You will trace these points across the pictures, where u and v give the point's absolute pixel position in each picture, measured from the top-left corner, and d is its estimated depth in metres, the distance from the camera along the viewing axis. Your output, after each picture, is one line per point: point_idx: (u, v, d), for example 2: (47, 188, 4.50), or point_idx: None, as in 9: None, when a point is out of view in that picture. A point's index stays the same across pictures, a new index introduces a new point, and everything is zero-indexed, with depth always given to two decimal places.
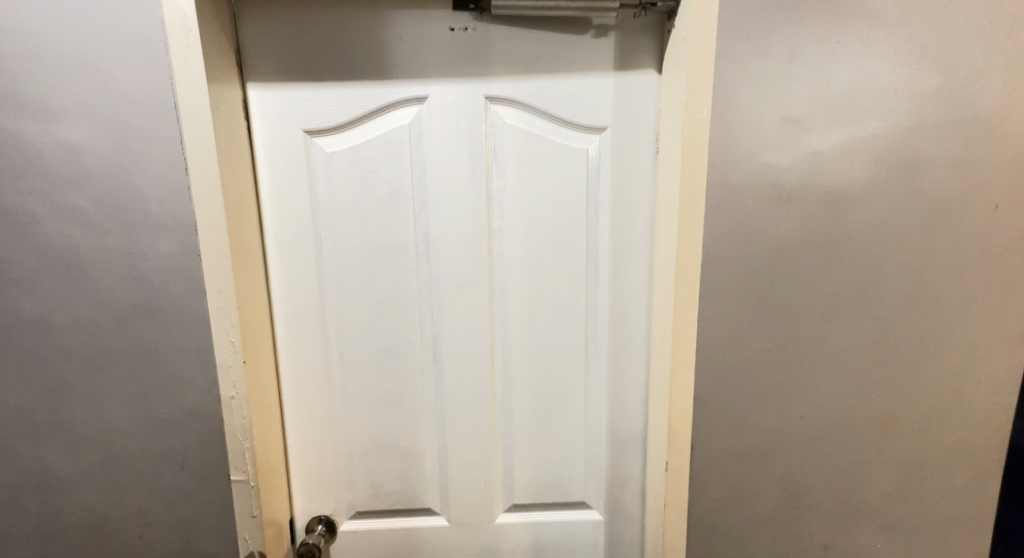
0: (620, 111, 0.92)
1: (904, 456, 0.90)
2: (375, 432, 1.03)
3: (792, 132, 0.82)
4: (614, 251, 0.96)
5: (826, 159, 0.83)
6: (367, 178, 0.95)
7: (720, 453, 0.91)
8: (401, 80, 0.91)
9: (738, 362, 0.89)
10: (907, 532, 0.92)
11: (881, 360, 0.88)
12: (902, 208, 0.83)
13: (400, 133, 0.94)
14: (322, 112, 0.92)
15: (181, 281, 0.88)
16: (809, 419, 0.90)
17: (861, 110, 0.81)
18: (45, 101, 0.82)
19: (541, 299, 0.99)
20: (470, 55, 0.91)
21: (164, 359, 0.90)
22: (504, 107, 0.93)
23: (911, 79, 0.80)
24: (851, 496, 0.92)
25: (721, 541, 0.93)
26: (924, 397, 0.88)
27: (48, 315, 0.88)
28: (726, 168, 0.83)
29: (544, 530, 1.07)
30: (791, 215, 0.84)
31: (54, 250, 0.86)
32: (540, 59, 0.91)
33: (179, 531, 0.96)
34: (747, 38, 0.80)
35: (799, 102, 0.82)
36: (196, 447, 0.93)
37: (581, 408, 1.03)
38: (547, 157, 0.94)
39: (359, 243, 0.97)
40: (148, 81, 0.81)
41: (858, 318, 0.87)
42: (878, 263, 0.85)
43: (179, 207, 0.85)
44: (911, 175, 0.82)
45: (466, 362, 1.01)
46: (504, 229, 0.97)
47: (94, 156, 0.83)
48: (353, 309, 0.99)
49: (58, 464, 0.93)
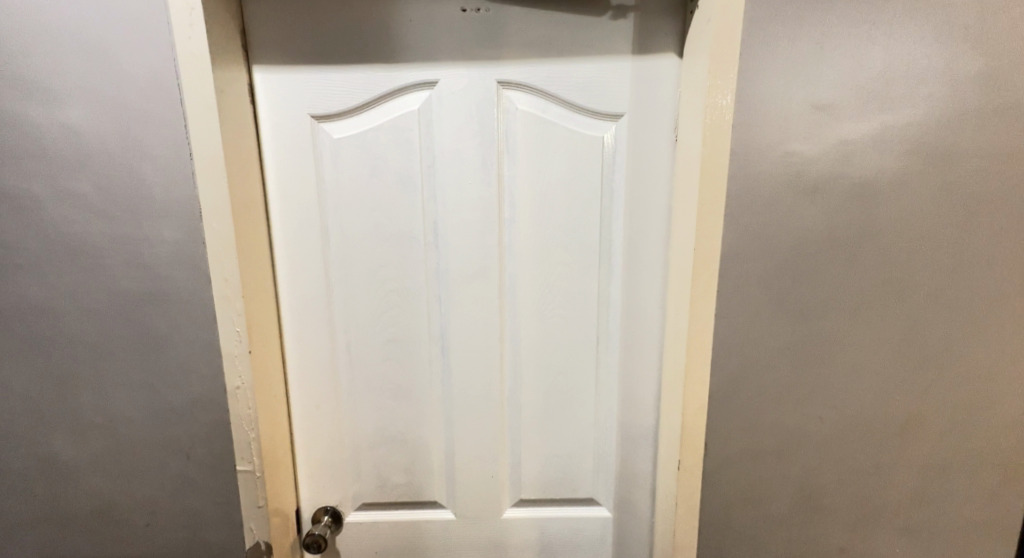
0: (638, 96, 0.88)
1: (928, 459, 0.86)
2: (382, 424, 1.02)
3: (820, 119, 0.78)
4: (629, 242, 0.93)
5: (855, 148, 0.79)
6: (375, 165, 0.92)
7: (733, 452, 0.89)
8: (411, 63, 0.89)
9: (756, 359, 0.86)
10: (928, 537, 0.89)
11: (907, 359, 0.84)
12: (935, 202, 0.79)
13: (409, 118, 0.91)
14: (331, 97, 0.90)
15: (186, 269, 0.86)
16: (828, 420, 0.87)
17: (895, 96, 0.77)
18: (48, 83, 0.80)
19: (551, 292, 0.97)
20: (483, 37, 0.87)
21: (170, 347, 0.89)
22: (517, 93, 0.90)
23: (949, 64, 0.76)
24: (870, 499, 0.89)
25: (732, 542, 0.92)
26: (950, 400, 0.85)
27: (54, 301, 0.87)
28: (748, 158, 0.80)
29: (552, 526, 1.06)
30: (816, 207, 0.81)
31: (57, 235, 0.84)
32: (555, 42, 0.87)
33: (185, 519, 0.95)
34: (773, 20, 0.76)
35: (829, 88, 0.78)
36: (202, 436, 0.92)
37: (592, 403, 1.01)
38: (561, 145, 0.91)
39: (367, 231, 0.95)
40: (152, 62, 0.79)
41: (883, 317, 0.83)
42: (908, 258, 0.81)
43: (183, 193, 0.83)
44: (946, 166, 0.78)
45: (474, 355, 0.99)
46: (515, 220, 0.94)
47: (97, 139, 0.81)
48: (360, 300, 0.97)
49: (65, 452, 0.92)
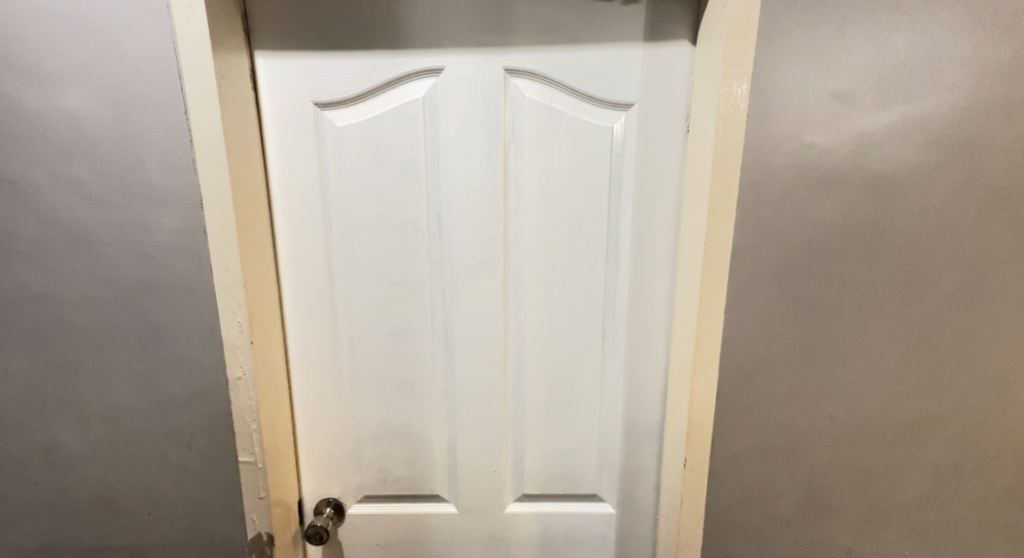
0: (649, 85, 0.86)
1: (940, 461, 0.85)
2: (384, 417, 1.01)
3: (838, 110, 0.76)
4: (637, 235, 0.91)
5: (874, 139, 0.76)
6: (378, 154, 0.91)
7: (741, 451, 0.87)
8: (417, 48, 0.87)
9: (766, 356, 0.84)
10: (938, 540, 0.87)
11: (921, 358, 0.82)
12: (956, 196, 0.77)
13: (414, 105, 0.89)
14: (334, 84, 0.88)
15: (187, 258, 0.85)
16: (839, 419, 0.85)
17: (917, 85, 0.75)
18: (47, 67, 0.78)
19: (556, 285, 0.95)
20: (491, 23, 0.85)
21: (170, 336, 0.88)
22: (525, 81, 0.88)
23: (974, 53, 0.73)
24: (880, 500, 0.87)
25: (737, 541, 0.90)
26: (966, 401, 0.83)
27: (54, 289, 0.86)
28: (763, 150, 0.78)
29: (554, 521, 1.05)
30: (831, 201, 0.78)
31: (56, 222, 0.83)
32: (565, 29, 0.85)
33: (186, 509, 0.94)
34: (791, 6, 0.74)
35: (847, 78, 0.75)
36: (203, 426, 0.91)
37: (596, 397, 0.99)
38: (568, 136, 0.89)
39: (370, 221, 0.93)
40: (152, 45, 0.77)
41: (899, 315, 0.81)
42: (925, 255, 0.79)
43: (184, 181, 0.82)
44: (969, 159, 0.76)
45: (478, 349, 0.97)
46: (520, 211, 0.93)
47: (97, 124, 0.80)
48: (362, 292, 0.96)
49: (66, 440, 0.92)
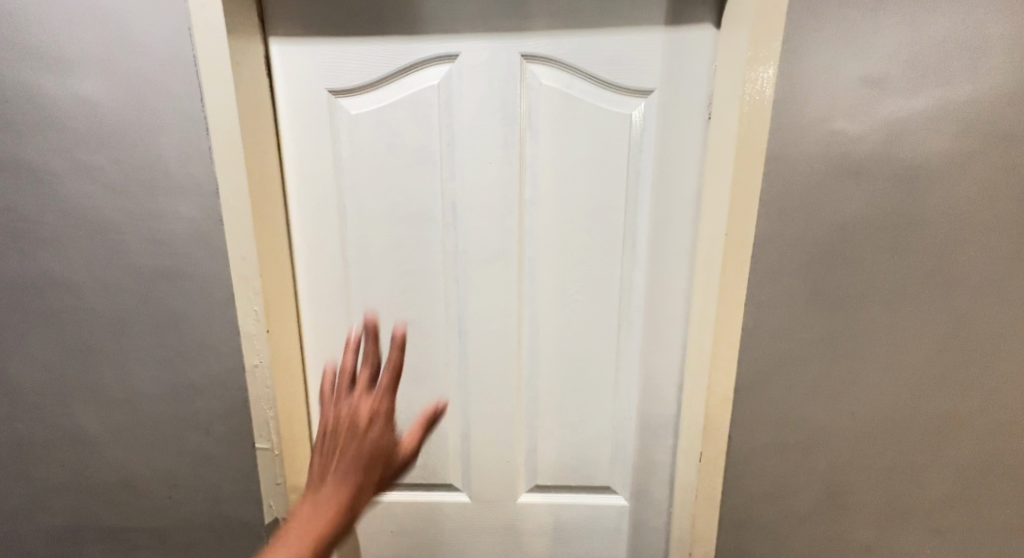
0: (669, 71, 0.84)
1: (966, 460, 0.82)
2: (398, 405, 1.01)
3: (867, 96, 0.73)
4: (655, 225, 0.90)
5: (904, 128, 0.74)
6: (392, 142, 0.90)
7: (758, 446, 0.86)
8: (433, 34, 0.85)
9: (786, 350, 0.82)
10: (961, 539, 0.85)
11: (948, 354, 0.80)
12: (990, 186, 0.74)
13: (429, 92, 0.88)
14: (349, 70, 0.87)
15: (203, 246, 0.85)
16: (860, 416, 0.83)
17: (952, 71, 0.71)
18: (64, 54, 0.78)
19: (571, 276, 0.94)
20: (508, 8, 0.84)
21: (187, 323, 0.88)
22: (542, 68, 0.86)
23: (1013, 36, 0.70)
24: (901, 498, 0.85)
25: (752, 536, 0.89)
26: (994, 399, 0.80)
27: (73, 276, 0.87)
28: (787, 138, 0.75)
29: (567, 512, 1.04)
30: (858, 191, 0.76)
31: (75, 210, 0.84)
32: (584, 13, 0.83)
33: (204, 493, 0.96)
34: None
35: (878, 63, 0.72)
36: (219, 413, 0.92)
37: (611, 389, 0.98)
38: (585, 124, 0.88)
39: (384, 210, 0.92)
40: (167, 31, 0.77)
41: (926, 309, 0.78)
42: (955, 247, 0.76)
43: (199, 169, 0.82)
44: (1005, 147, 0.72)
45: (491, 339, 0.97)
46: (536, 201, 0.91)
47: (113, 112, 0.80)
48: (376, 281, 0.95)
49: (87, 424, 0.93)
